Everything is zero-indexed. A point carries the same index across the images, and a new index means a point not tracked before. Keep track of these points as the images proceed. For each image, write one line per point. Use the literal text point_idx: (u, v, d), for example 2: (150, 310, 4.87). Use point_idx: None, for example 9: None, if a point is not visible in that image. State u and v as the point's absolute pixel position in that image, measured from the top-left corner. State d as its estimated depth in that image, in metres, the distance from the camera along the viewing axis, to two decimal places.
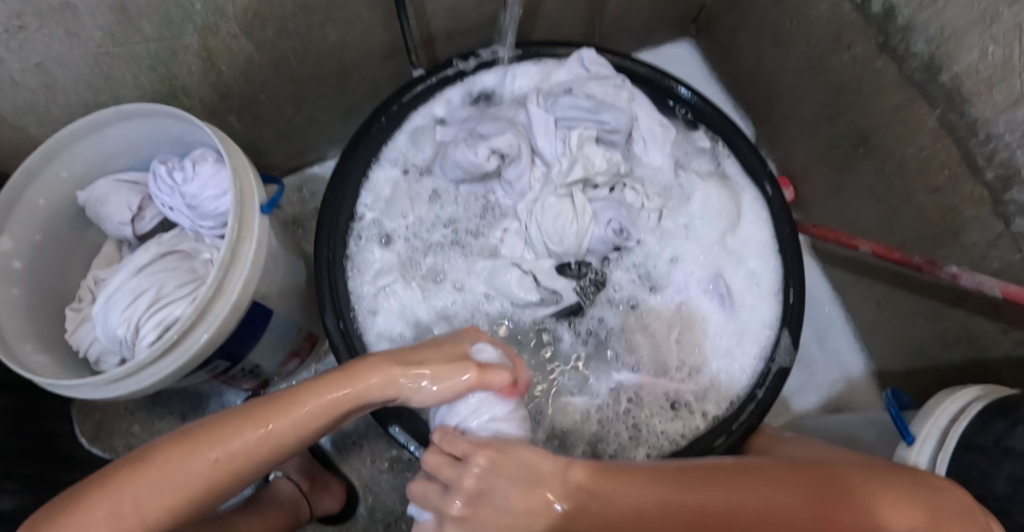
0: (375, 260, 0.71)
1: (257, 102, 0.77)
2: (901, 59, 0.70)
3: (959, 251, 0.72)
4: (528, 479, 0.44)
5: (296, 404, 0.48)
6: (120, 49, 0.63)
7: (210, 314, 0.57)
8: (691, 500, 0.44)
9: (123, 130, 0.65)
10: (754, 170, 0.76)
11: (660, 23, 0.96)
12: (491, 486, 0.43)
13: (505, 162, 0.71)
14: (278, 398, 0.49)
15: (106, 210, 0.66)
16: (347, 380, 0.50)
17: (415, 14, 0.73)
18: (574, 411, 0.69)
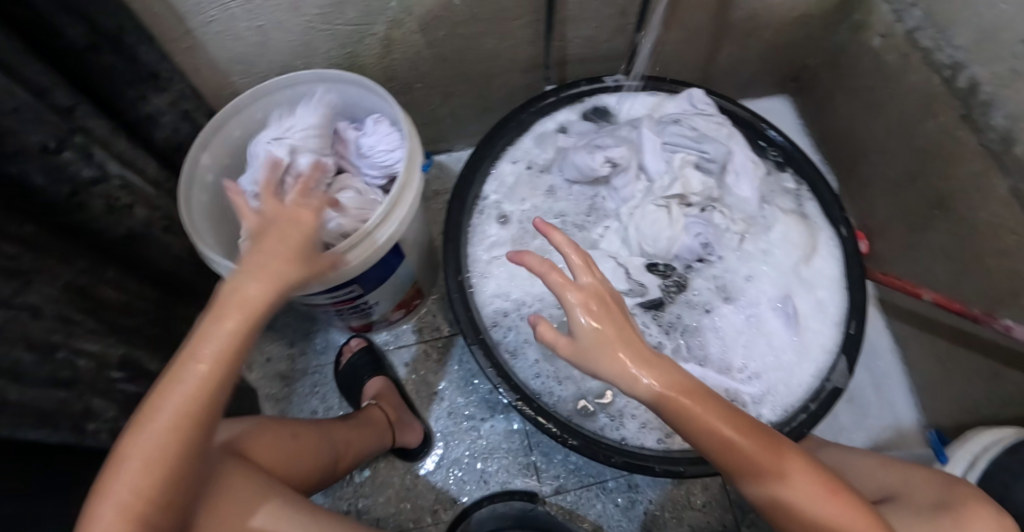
0: (491, 234, 0.81)
1: (412, 90, 0.91)
2: (980, 131, 0.79)
3: (1018, 311, 0.78)
4: (675, 378, 0.49)
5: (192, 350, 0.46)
6: (325, 26, 0.79)
7: (370, 241, 0.67)
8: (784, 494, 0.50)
9: (314, 89, 0.79)
10: (831, 212, 0.83)
11: (764, 76, 1.07)
12: (615, 333, 0.49)
13: (615, 171, 0.82)
14: (182, 356, 0.46)
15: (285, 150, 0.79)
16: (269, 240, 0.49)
17: (560, 36, 0.87)
18: None
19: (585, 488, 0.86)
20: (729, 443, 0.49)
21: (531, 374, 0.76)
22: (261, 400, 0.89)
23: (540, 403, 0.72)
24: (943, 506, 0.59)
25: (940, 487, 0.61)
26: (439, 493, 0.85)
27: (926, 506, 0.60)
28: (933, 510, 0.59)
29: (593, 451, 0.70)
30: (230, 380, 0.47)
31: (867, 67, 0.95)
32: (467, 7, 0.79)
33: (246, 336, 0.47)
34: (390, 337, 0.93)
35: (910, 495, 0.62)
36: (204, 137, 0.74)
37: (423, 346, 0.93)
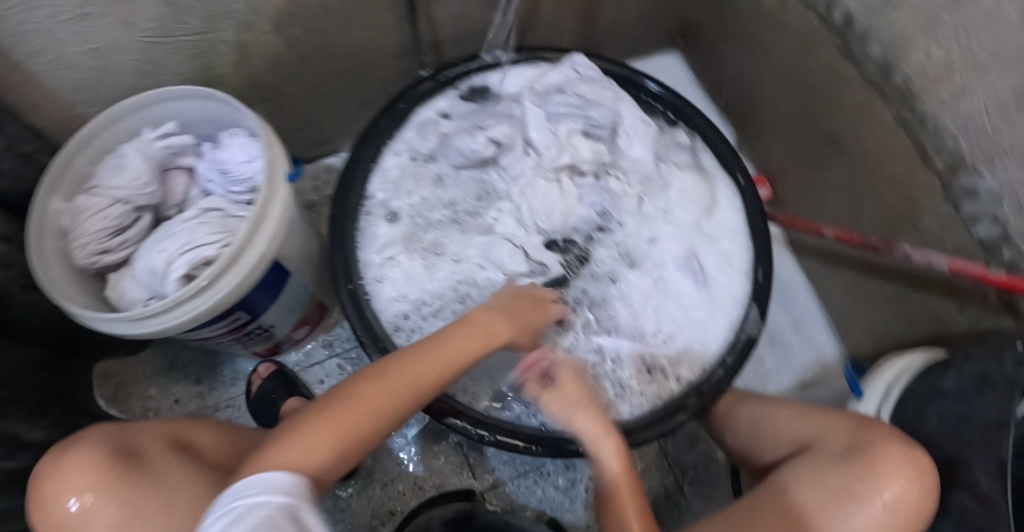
0: (381, 234, 0.77)
1: (282, 94, 0.86)
2: (859, 63, 0.79)
3: (916, 235, 0.80)
4: (594, 405, 0.61)
5: (426, 345, 0.60)
6: (168, 40, 0.72)
7: (241, 261, 0.65)
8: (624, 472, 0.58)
9: (167, 108, 0.74)
10: (726, 161, 0.83)
11: (650, 33, 1.05)
12: (579, 410, 0.60)
13: (501, 150, 0.80)
14: (414, 374, 0.58)
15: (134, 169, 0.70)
16: (484, 325, 0.63)
17: (426, 18, 0.83)
18: None
19: (522, 476, 0.85)
20: (604, 432, 0.59)
21: None
22: None
23: (452, 403, 0.69)
24: (853, 449, 0.57)
25: (852, 429, 0.59)
26: (376, 508, 0.83)
27: (838, 452, 0.58)
28: (844, 455, 0.57)
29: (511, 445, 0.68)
30: (403, 415, 0.57)
31: (746, 11, 0.94)
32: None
33: (444, 379, 0.59)
34: (300, 357, 0.91)
35: (823, 443, 0.60)
36: (50, 179, 0.67)
37: (337, 360, 0.91)
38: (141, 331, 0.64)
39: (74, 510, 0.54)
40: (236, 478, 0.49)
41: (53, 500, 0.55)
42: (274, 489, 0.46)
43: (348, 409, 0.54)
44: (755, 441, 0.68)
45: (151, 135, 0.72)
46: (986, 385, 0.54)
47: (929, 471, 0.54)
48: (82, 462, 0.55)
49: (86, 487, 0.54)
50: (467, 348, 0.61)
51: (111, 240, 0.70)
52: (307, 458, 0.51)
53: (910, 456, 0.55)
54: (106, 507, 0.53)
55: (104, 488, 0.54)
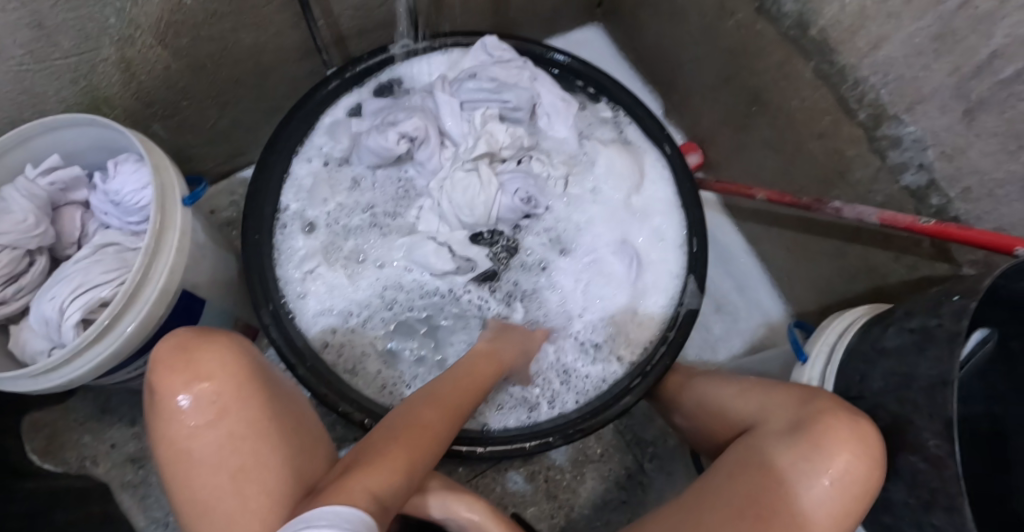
0: (299, 248, 0.74)
1: (180, 109, 0.81)
2: (776, 19, 0.78)
3: (848, 189, 0.79)
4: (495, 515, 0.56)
5: (460, 380, 0.61)
6: (42, 66, 0.67)
7: (141, 298, 0.61)
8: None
9: (48, 141, 0.68)
10: (653, 134, 0.80)
11: (567, 7, 1.02)
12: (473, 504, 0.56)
13: (415, 145, 0.76)
14: (438, 406, 0.56)
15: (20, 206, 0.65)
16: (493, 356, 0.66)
17: (323, 14, 0.79)
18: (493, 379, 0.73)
19: (478, 476, 0.83)
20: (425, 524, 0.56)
21: (375, 388, 0.71)
22: (117, 490, 0.84)
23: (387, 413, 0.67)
24: (799, 426, 0.54)
25: (798, 404, 0.57)
26: None
27: (785, 430, 0.55)
28: (789, 433, 0.55)
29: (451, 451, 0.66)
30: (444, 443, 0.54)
31: None
32: (201, 6, 0.69)
33: (467, 408, 0.59)
34: None
35: (769, 420, 0.58)
36: None
37: None
38: (47, 386, 0.60)
39: (198, 408, 0.47)
40: (314, 503, 0.41)
41: (180, 374, 0.48)
42: (348, 523, 0.38)
43: (403, 437, 0.51)
44: (704, 419, 0.66)
45: (33, 173, 0.67)
46: (925, 339, 0.52)
47: (874, 439, 0.52)
48: (239, 366, 0.49)
49: (212, 381, 0.48)
50: (489, 372, 0.64)
51: (6, 289, 0.66)
52: (386, 480, 0.46)
53: (856, 428, 0.52)
54: (218, 426, 0.47)
55: (235, 391, 0.48)
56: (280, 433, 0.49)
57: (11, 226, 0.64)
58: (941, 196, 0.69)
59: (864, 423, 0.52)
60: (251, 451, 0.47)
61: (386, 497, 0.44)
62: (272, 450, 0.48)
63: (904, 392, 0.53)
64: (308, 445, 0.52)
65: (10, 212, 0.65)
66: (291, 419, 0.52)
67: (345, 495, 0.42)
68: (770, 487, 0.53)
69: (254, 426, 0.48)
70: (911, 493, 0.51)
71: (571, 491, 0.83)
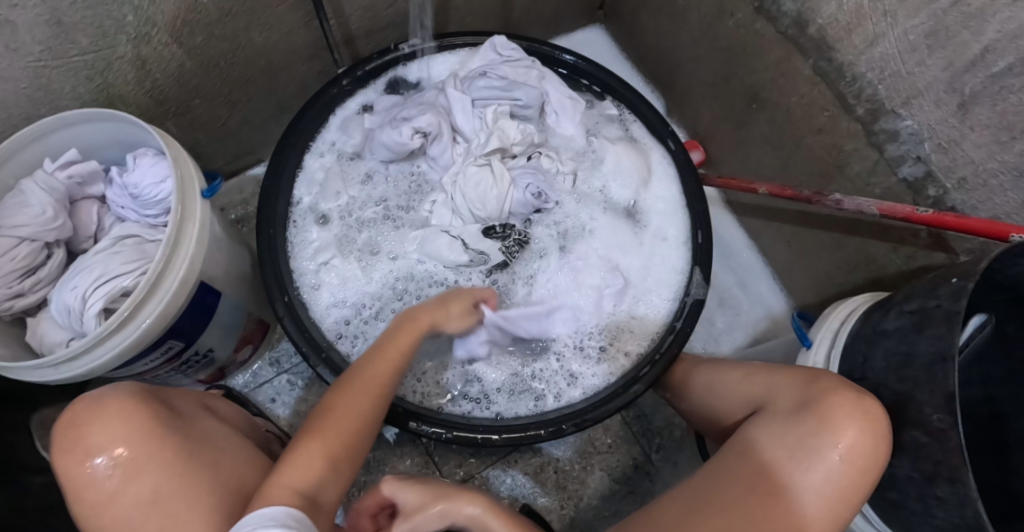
0: (313, 239, 0.76)
1: (191, 107, 0.83)
2: (775, 19, 0.81)
3: (846, 182, 0.81)
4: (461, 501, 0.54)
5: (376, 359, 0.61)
6: (59, 62, 0.68)
7: (162, 288, 0.62)
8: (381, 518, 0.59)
9: (65, 137, 0.70)
10: (658, 130, 0.83)
11: (570, 10, 1.04)
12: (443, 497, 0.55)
13: (428, 140, 0.78)
14: (355, 389, 0.59)
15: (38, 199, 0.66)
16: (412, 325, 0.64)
17: (334, 14, 0.80)
18: (506, 367, 0.74)
19: (490, 467, 0.84)
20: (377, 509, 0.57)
21: None
22: None
23: (406, 406, 0.68)
24: (807, 404, 0.56)
25: (804, 383, 0.58)
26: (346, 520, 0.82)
27: (793, 408, 0.57)
28: (797, 412, 0.56)
29: (466, 438, 0.67)
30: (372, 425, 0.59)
31: None
32: (216, 5, 0.71)
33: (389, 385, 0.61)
34: (248, 378, 0.88)
35: (777, 400, 0.59)
36: None
37: (286, 376, 0.89)
38: (67, 375, 0.61)
39: (109, 470, 0.51)
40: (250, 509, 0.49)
41: (75, 450, 0.52)
42: (275, 520, 0.46)
43: (320, 435, 0.56)
44: (712, 403, 0.67)
45: (51, 167, 0.69)
46: (926, 320, 0.54)
47: (882, 417, 0.54)
48: (139, 416, 0.53)
49: (112, 444, 0.52)
50: (405, 343, 0.63)
51: (24, 282, 0.66)
52: (309, 473, 0.53)
53: (863, 405, 0.54)
54: (129, 484, 0.51)
55: (140, 444, 0.52)
56: (193, 470, 0.53)
57: (30, 218, 0.66)
58: (937, 187, 0.71)
59: (872, 402, 0.54)
60: (169, 495, 0.51)
61: (313, 491, 0.53)
62: (186, 487, 0.52)
63: (905, 371, 0.55)
64: (229, 463, 0.56)
65: (29, 205, 0.66)
66: (208, 454, 0.55)
67: (269, 503, 0.49)
68: (780, 464, 0.55)
69: (160, 478, 0.51)
70: (916, 468, 0.53)
71: (579, 482, 0.85)
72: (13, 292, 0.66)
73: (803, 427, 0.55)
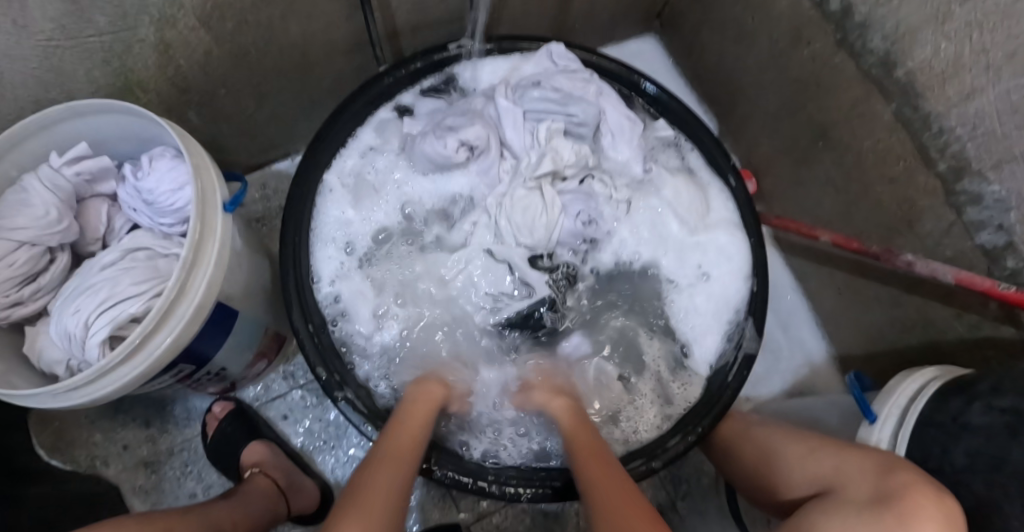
0: (339, 263, 0.71)
1: (217, 97, 0.76)
2: (858, 55, 0.74)
3: (915, 239, 0.76)
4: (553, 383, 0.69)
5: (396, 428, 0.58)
6: (72, 42, 0.60)
7: (176, 313, 0.56)
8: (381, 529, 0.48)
9: (77, 127, 0.62)
10: (717, 160, 0.77)
11: (626, 15, 0.98)
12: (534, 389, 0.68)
13: (474, 154, 0.73)
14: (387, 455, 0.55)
15: (39, 200, 0.59)
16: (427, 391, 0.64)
17: (380, 6, 0.74)
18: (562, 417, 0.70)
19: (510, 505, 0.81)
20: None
21: None
22: (128, 496, 0.79)
23: (439, 454, 0.65)
24: (882, 499, 0.52)
25: (876, 473, 0.54)
26: None
27: (864, 501, 0.53)
28: (868, 507, 0.52)
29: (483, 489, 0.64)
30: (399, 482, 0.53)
31: None
32: None
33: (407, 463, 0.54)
34: (259, 391, 0.84)
35: (846, 489, 0.55)
36: None
37: (300, 391, 0.84)
38: (65, 405, 0.55)
39: None
40: None
41: None
42: None
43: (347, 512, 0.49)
44: (764, 472, 0.64)
45: (58, 162, 0.61)
46: (1019, 424, 0.50)
47: (959, 521, 0.50)
48: None
49: None
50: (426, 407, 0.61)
51: (23, 290, 0.60)
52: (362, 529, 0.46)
53: (943, 508, 0.50)
54: None
55: None
56: None
57: (32, 221, 0.59)
58: (1017, 259, 0.65)
59: (952, 504, 0.50)
60: None
61: None
62: None
63: (992, 476, 0.51)
64: None
65: (31, 205, 0.59)
66: None
67: None
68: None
69: None
70: None
71: None
72: (16, 300, 0.59)
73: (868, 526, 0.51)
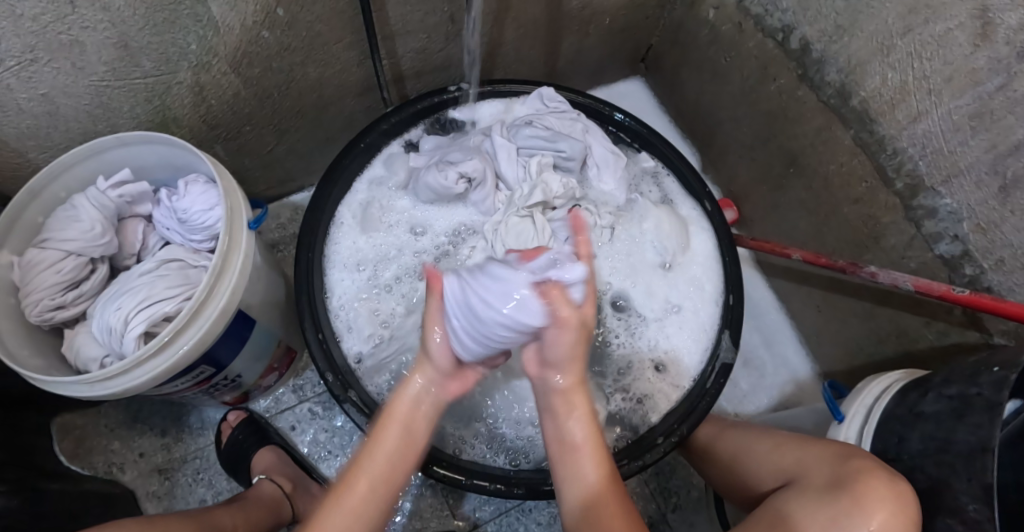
0: (345, 286, 0.78)
1: (242, 133, 0.85)
2: (817, 87, 0.81)
3: (882, 254, 0.81)
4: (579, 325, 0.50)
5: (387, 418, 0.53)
6: (121, 83, 0.70)
7: (202, 315, 0.63)
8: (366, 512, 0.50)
9: (122, 156, 0.72)
10: (694, 190, 0.84)
11: (611, 60, 1.08)
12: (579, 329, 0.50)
13: (472, 185, 0.80)
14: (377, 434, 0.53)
15: (84, 217, 0.68)
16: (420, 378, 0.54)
17: (387, 55, 0.84)
18: None
19: (504, 514, 0.84)
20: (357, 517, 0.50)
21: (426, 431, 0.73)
22: (142, 499, 0.84)
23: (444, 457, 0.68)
24: (840, 483, 0.55)
25: (835, 461, 0.58)
26: None
27: (824, 485, 0.56)
28: (829, 490, 0.55)
29: (476, 486, 0.67)
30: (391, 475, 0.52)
31: (705, 37, 0.97)
32: (277, 39, 0.74)
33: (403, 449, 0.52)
34: (270, 403, 0.89)
35: (807, 477, 0.59)
36: None
37: (308, 404, 0.90)
38: (99, 394, 0.61)
39: None
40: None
41: None
42: None
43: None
44: (736, 469, 0.68)
45: (104, 185, 0.70)
46: (964, 407, 0.54)
47: (912, 503, 0.53)
48: None
49: None
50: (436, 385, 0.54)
51: (66, 295, 0.68)
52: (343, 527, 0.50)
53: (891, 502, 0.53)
54: None
55: None
56: None
57: (78, 234, 0.67)
58: (975, 266, 0.70)
59: (904, 486, 0.53)
60: None
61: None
62: None
63: (941, 456, 0.55)
64: None
65: (79, 220, 0.68)
66: None
67: None
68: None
69: None
70: None
71: None
72: (59, 303, 0.67)
73: (825, 508, 0.54)
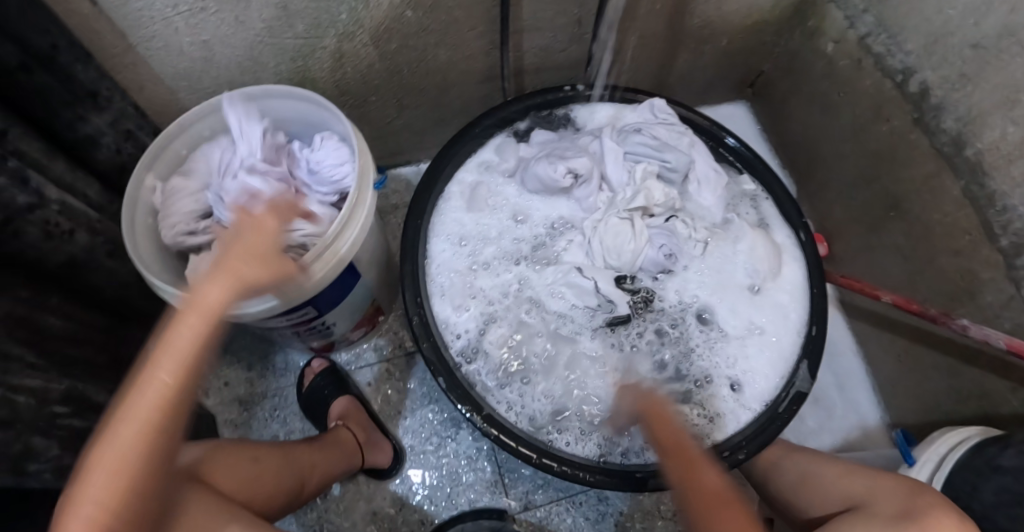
0: (446, 256, 0.82)
1: (367, 102, 0.91)
2: (932, 134, 0.81)
3: (975, 309, 0.79)
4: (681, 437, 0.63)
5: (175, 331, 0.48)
6: (273, 40, 0.76)
7: (322, 258, 0.67)
8: (136, 448, 0.46)
9: (267, 105, 0.78)
10: (790, 218, 0.85)
11: (720, 81, 1.10)
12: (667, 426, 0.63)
13: (577, 182, 0.83)
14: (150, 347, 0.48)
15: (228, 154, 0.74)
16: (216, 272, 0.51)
17: (513, 47, 0.88)
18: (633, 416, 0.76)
19: (555, 503, 0.86)
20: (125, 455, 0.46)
21: (503, 403, 0.76)
22: (220, 425, 0.89)
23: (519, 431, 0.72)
24: (908, 515, 0.56)
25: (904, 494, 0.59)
26: (410, 515, 0.85)
27: (891, 516, 0.57)
28: (895, 519, 0.56)
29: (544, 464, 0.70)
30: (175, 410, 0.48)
31: (819, 71, 0.98)
32: (418, 19, 0.78)
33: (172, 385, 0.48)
34: (351, 357, 0.93)
35: (874, 505, 0.59)
36: (149, 156, 0.72)
37: (384, 365, 0.93)
38: None
39: None
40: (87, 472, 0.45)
41: None
42: None
43: (111, 454, 0.45)
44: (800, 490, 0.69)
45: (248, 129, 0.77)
46: None
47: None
48: None
49: None
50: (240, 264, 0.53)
51: (200, 223, 0.74)
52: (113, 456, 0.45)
53: None
54: None
55: None
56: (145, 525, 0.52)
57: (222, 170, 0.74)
58: None
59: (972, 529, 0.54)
60: None
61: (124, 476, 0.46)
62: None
63: (1017, 510, 0.56)
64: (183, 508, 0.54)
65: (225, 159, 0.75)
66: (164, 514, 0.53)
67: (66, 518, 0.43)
68: None
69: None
70: None
71: None
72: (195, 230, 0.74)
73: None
